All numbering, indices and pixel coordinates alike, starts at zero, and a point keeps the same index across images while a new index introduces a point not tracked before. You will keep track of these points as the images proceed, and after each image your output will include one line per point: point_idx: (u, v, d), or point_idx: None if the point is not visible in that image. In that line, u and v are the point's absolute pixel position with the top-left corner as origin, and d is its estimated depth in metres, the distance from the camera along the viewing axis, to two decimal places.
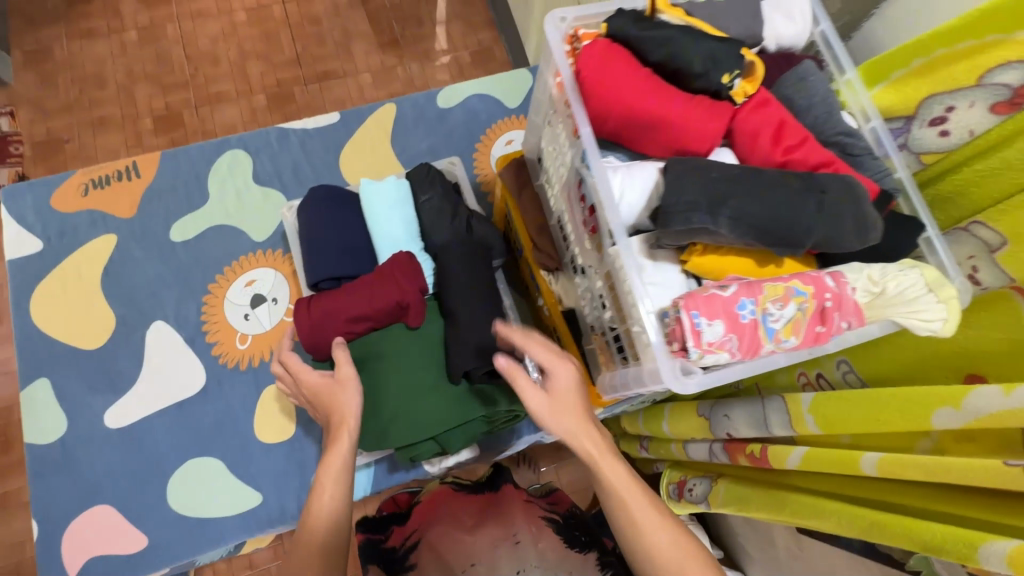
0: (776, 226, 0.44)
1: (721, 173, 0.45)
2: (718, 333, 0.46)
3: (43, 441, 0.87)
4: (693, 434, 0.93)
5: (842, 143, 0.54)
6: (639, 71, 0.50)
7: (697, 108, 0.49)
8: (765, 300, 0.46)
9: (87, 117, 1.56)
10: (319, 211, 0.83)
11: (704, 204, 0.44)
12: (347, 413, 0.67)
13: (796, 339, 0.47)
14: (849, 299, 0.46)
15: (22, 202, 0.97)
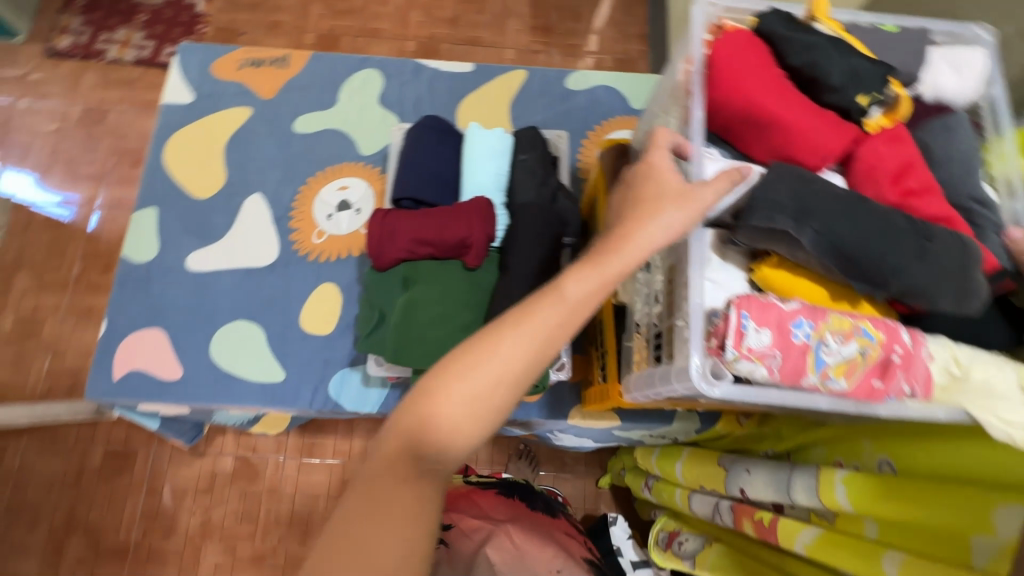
0: (862, 254, 0.45)
1: (824, 190, 0.47)
2: (763, 342, 0.46)
3: (134, 259, 0.99)
4: (705, 482, 0.87)
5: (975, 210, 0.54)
6: (772, 72, 0.52)
7: (821, 122, 0.51)
8: (826, 329, 0.46)
9: (264, 18, 1.74)
10: (424, 138, 0.88)
11: (790, 210, 0.46)
12: (656, 232, 0.49)
13: (847, 382, 0.46)
14: (917, 363, 0.46)
15: (191, 59, 1.10)
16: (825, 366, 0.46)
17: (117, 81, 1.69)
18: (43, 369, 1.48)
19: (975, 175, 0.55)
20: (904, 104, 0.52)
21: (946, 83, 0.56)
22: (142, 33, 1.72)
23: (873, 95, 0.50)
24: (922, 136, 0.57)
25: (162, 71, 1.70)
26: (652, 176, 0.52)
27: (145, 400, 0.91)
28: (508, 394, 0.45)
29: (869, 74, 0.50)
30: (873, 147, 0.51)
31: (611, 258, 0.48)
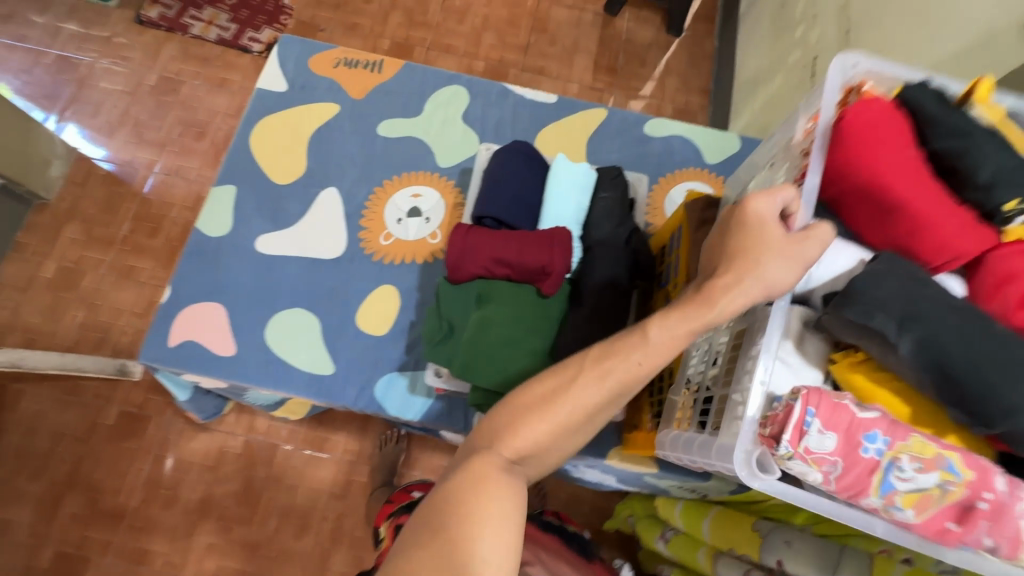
0: (964, 376, 0.46)
1: (930, 303, 0.48)
2: (826, 448, 0.47)
3: (206, 233, 1.01)
4: (738, 545, 0.86)
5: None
6: (912, 155, 0.54)
7: (955, 221, 0.52)
8: (901, 451, 0.46)
9: (345, 19, 1.81)
10: (511, 162, 0.90)
11: (895, 312, 0.48)
12: (769, 279, 0.52)
13: (911, 512, 0.47)
14: (1003, 516, 0.45)
15: (289, 51, 1.14)
16: (891, 489, 0.47)
17: (195, 56, 1.75)
18: (74, 321, 1.49)
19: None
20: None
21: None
22: (228, 14, 1.78)
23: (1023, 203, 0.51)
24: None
25: (239, 53, 1.76)
26: (758, 224, 0.54)
27: (195, 371, 0.92)
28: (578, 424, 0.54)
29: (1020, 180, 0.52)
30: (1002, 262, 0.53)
31: (708, 313, 0.52)
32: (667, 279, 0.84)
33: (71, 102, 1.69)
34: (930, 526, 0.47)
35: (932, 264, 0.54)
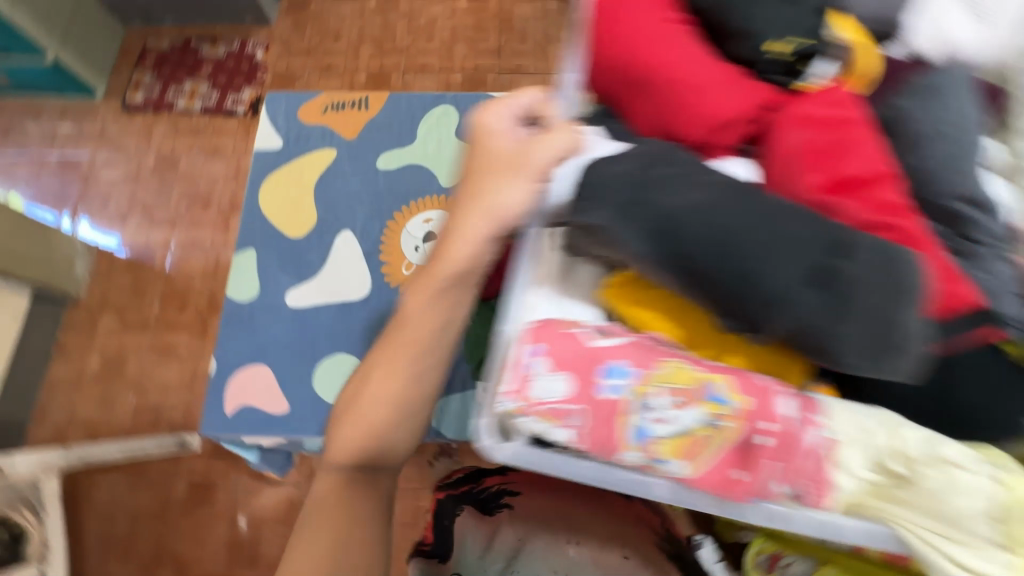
0: (701, 261, 0.44)
1: (660, 185, 0.47)
2: (560, 393, 0.49)
3: (238, 299, 1.04)
4: None
5: (957, 215, 0.57)
6: (674, 38, 0.62)
7: (721, 88, 0.60)
8: (650, 385, 0.48)
9: (319, 61, 1.83)
10: None
11: (613, 205, 0.47)
12: (502, 200, 0.54)
13: (678, 460, 0.48)
14: (787, 447, 0.47)
15: (278, 107, 1.17)
16: (653, 435, 0.48)
17: (186, 130, 1.79)
18: (128, 405, 1.55)
19: (953, 172, 0.57)
20: (849, 74, 0.63)
21: (959, 35, 0.65)
22: (208, 83, 1.83)
23: (797, 43, 0.63)
24: (903, 101, 0.60)
25: (226, 118, 1.80)
26: (488, 152, 0.56)
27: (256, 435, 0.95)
28: (388, 404, 0.59)
29: (792, 25, 0.63)
30: (795, 128, 0.57)
31: (452, 245, 0.56)
32: None
33: (80, 199, 1.75)
34: (710, 474, 0.48)
35: (698, 137, 0.61)
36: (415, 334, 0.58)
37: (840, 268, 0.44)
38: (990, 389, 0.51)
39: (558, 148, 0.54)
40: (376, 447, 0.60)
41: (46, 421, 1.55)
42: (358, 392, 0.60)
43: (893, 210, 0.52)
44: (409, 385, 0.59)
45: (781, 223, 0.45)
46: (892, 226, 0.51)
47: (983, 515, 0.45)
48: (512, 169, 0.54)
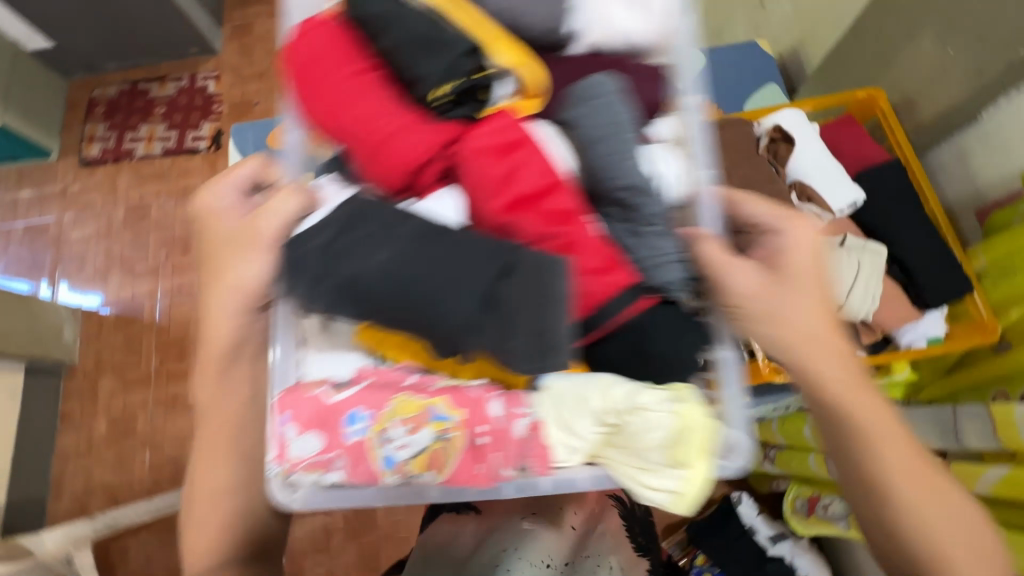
0: (393, 306, 0.44)
1: (349, 253, 0.44)
2: (315, 448, 0.47)
3: None
4: None
5: (624, 198, 0.53)
6: (356, 68, 0.53)
7: (396, 125, 0.51)
8: (385, 421, 0.47)
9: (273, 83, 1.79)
10: None
11: (312, 271, 0.45)
12: (233, 279, 0.51)
13: (439, 472, 0.48)
14: (514, 442, 0.48)
15: (245, 138, 1.13)
16: (398, 460, 0.48)
17: (150, 176, 1.74)
18: (145, 464, 1.52)
19: (625, 164, 0.52)
20: (525, 98, 0.54)
21: (625, 24, 0.58)
22: (165, 124, 1.78)
23: (452, 84, 0.52)
24: (570, 111, 0.54)
25: (189, 156, 1.75)
26: (215, 239, 0.55)
27: None
28: (229, 498, 0.54)
29: (445, 63, 0.52)
30: (470, 153, 0.50)
31: (208, 338, 0.53)
32: None
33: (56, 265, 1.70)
34: (460, 477, 0.48)
35: (393, 185, 0.52)
36: (220, 416, 0.54)
37: (499, 292, 0.44)
38: (680, 336, 0.50)
39: (290, 210, 0.50)
40: (232, 545, 0.54)
41: (63, 495, 1.52)
42: (191, 489, 0.55)
43: (564, 219, 0.49)
44: (248, 469, 0.54)
45: (428, 246, 0.44)
46: (564, 241, 0.48)
47: (661, 447, 0.46)
48: (248, 245, 0.51)
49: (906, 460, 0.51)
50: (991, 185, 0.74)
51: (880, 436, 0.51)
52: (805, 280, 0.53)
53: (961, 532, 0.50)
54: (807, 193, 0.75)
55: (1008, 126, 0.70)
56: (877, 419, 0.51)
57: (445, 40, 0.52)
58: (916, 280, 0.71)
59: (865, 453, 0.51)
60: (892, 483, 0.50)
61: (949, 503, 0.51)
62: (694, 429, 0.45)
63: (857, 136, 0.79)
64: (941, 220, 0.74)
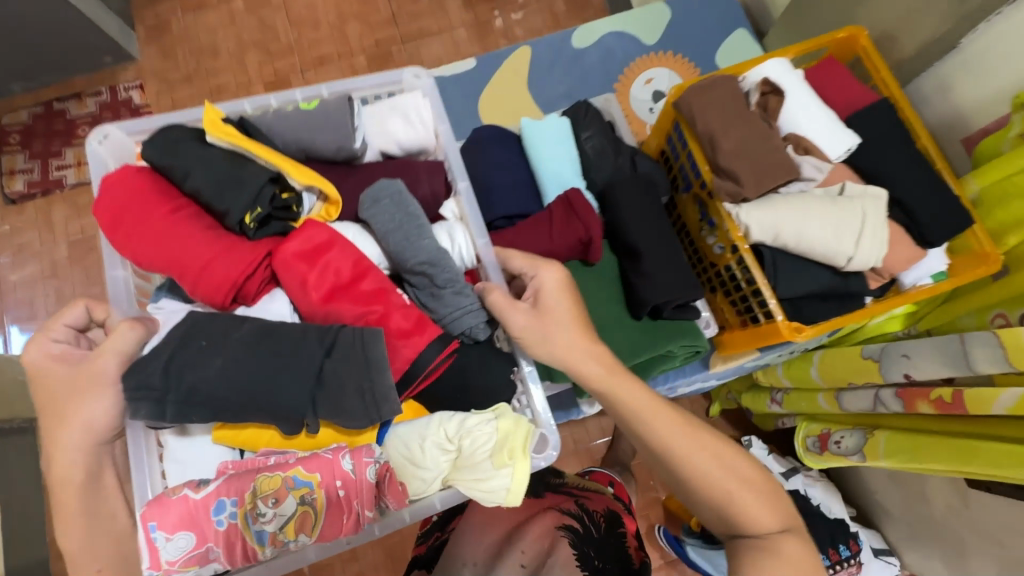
0: (241, 403, 0.57)
1: (194, 369, 0.56)
2: (187, 546, 0.58)
3: None
4: (855, 379, 0.94)
5: (429, 272, 0.68)
6: (167, 211, 0.63)
7: (213, 254, 0.62)
8: (247, 504, 0.58)
9: (205, 85, 1.75)
10: (487, 151, 0.84)
11: (172, 395, 0.56)
12: (77, 418, 0.57)
13: (309, 535, 0.58)
14: (362, 490, 0.58)
15: None
16: (269, 533, 0.58)
17: (89, 204, 1.61)
18: None
19: (417, 246, 0.67)
20: (325, 203, 0.69)
21: (399, 134, 0.75)
22: None
23: (256, 212, 0.63)
24: (365, 213, 0.69)
25: None
26: (49, 386, 0.59)
27: None
28: None
29: (250, 195, 0.63)
30: (291, 266, 0.63)
31: (55, 478, 0.58)
32: (691, 181, 0.82)
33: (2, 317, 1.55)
34: (329, 531, 0.59)
35: (222, 301, 0.63)
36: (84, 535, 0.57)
37: (325, 370, 0.57)
38: (485, 368, 0.68)
39: (130, 346, 0.59)
40: None
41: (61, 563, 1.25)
42: None
43: (376, 300, 0.63)
44: None
45: (263, 349, 0.57)
46: (377, 316, 0.63)
47: (489, 457, 0.60)
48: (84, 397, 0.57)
49: (683, 439, 0.65)
50: (977, 113, 0.74)
51: (656, 425, 0.65)
52: (563, 310, 0.66)
53: (740, 481, 0.64)
54: (803, 145, 0.73)
55: (991, 52, 0.71)
56: (653, 410, 0.66)
57: (245, 176, 0.63)
58: (919, 220, 0.71)
59: (652, 440, 0.66)
60: (679, 461, 0.64)
61: (727, 461, 0.65)
62: (514, 434, 0.61)
63: (841, 77, 0.77)
64: (932, 155, 0.73)
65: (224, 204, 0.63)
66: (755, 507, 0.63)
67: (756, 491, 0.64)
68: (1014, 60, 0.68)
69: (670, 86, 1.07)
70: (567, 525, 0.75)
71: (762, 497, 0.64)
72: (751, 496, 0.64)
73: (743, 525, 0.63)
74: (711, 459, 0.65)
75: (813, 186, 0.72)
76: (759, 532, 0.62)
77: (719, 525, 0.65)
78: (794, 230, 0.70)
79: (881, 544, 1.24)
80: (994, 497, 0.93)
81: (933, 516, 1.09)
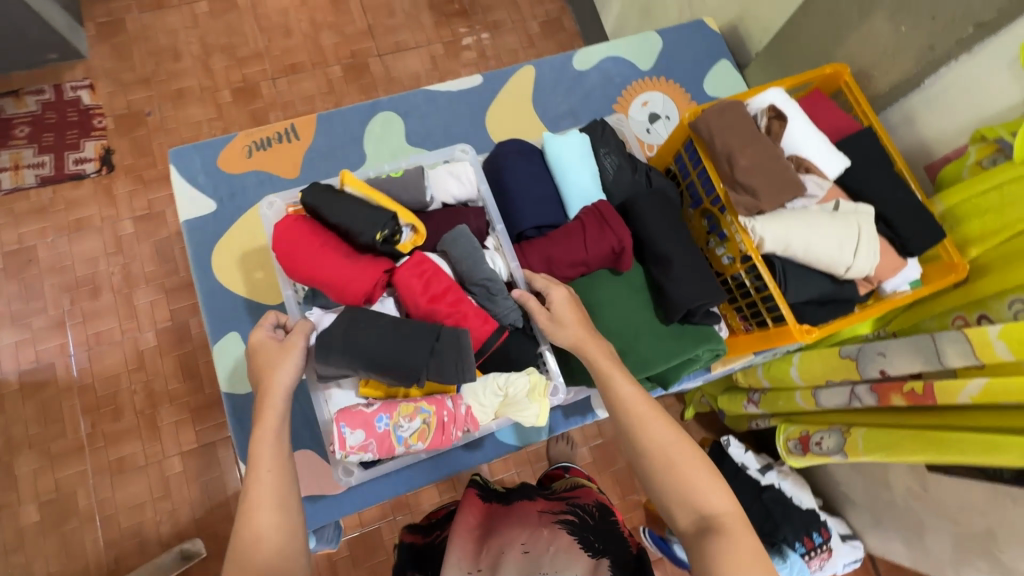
0: (380, 365, 0.65)
1: (354, 332, 0.66)
2: (360, 439, 0.67)
3: (239, 389, 0.91)
4: (837, 377, 1.04)
5: (487, 285, 0.72)
6: (326, 236, 0.70)
7: (348, 275, 0.68)
8: (400, 417, 0.68)
9: (165, 88, 1.76)
10: (514, 164, 0.85)
11: (336, 348, 0.65)
12: (281, 376, 0.66)
13: (424, 442, 0.69)
14: (459, 417, 0.70)
15: (191, 161, 0.99)
16: (404, 438, 0.69)
17: (29, 212, 1.63)
18: (98, 540, 1.47)
19: (479, 260, 0.72)
20: (419, 234, 0.73)
21: (457, 193, 0.79)
22: (32, 148, 1.66)
23: (384, 233, 0.68)
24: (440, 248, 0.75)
25: (74, 182, 1.67)
26: (256, 358, 0.68)
27: (327, 521, 0.87)
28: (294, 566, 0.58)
29: (373, 219, 0.68)
30: (402, 277, 0.69)
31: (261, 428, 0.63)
32: (702, 196, 0.89)
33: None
34: (436, 444, 0.70)
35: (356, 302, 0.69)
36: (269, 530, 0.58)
37: (438, 347, 0.65)
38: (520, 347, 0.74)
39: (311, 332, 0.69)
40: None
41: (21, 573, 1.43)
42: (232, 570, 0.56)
43: (461, 301, 0.69)
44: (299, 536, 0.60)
45: (399, 324, 0.66)
46: (458, 316, 0.68)
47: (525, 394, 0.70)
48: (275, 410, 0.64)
49: (645, 405, 0.66)
50: (943, 145, 0.86)
51: (623, 389, 0.67)
52: (566, 318, 0.70)
53: (693, 454, 0.64)
54: (804, 166, 0.82)
55: (952, 93, 0.82)
56: (622, 377, 0.68)
57: (372, 212, 0.68)
58: (902, 234, 0.81)
59: (618, 404, 0.67)
60: (635, 427, 0.65)
61: (683, 434, 0.66)
62: (540, 382, 0.70)
63: (829, 109, 0.87)
64: (907, 177, 0.85)
65: (353, 228, 0.68)
66: (706, 479, 0.63)
67: (704, 463, 0.64)
68: (973, 100, 0.80)
69: (664, 108, 1.15)
70: (564, 519, 0.79)
71: (707, 473, 0.63)
72: (696, 469, 0.63)
73: (690, 504, 0.62)
74: (668, 430, 0.65)
75: (814, 202, 0.81)
76: (707, 506, 0.61)
77: (676, 506, 0.62)
78: (802, 242, 0.77)
79: (847, 530, 1.36)
80: (951, 480, 1.04)
81: (893, 499, 1.22)
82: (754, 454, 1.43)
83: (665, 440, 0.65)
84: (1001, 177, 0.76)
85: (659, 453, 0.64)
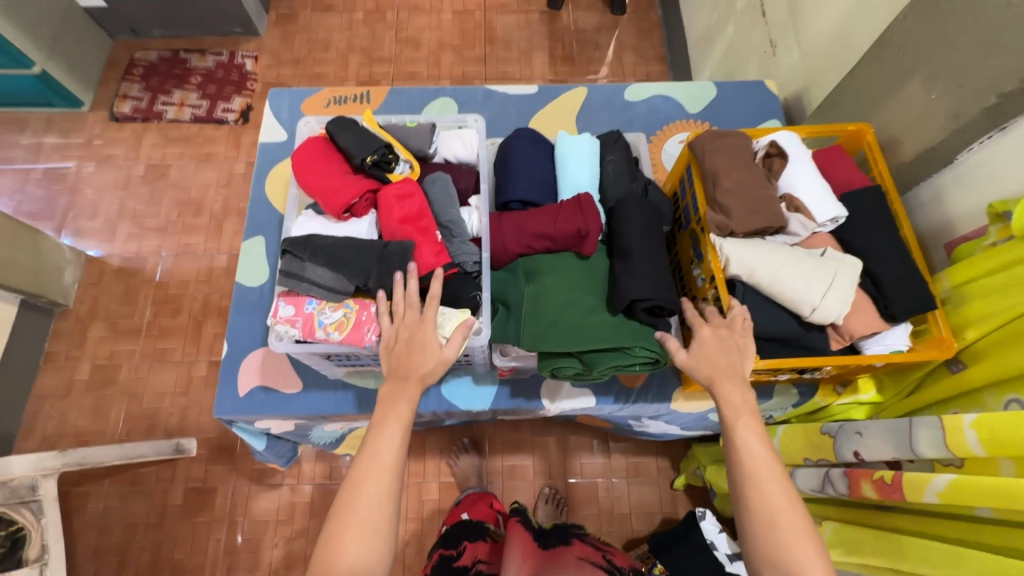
0: (342, 258, 0.74)
1: (323, 240, 0.76)
2: (291, 313, 0.75)
3: (248, 282, 1.05)
4: (814, 454, 0.95)
5: (448, 228, 0.82)
6: (333, 156, 0.83)
7: (339, 184, 0.80)
8: (328, 304, 0.75)
9: (309, 70, 2.12)
10: (521, 146, 0.94)
11: (311, 246, 0.75)
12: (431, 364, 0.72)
13: (339, 334, 0.74)
14: (374, 320, 0.75)
15: (282, 102, 1.20)
16: (325, 322, 0.74)
17: (176, 139, 2.00)
18: (121, 412, 1.67)
19: (449, 204, 0.83)
20: (413, 172, 0.85)
21: (458, 153, 0.90)
22: (197, 93, 2.05)
23: (375, 157, 0.80)
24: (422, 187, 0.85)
25: (216, 125, 2.02)
26: (421, 341, 0.72)
27: (273, 414, 0.96)
28: (386, 536, 0.64)
29: (371, 145, 0.80)
30: (385, 196, 0.79)
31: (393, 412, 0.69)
32: (690, 216, 0.91)
33: (65, 217, 1.89)
34: (352, 336, 0.74)
35: (337, 214, 0.80)
36: (365, 511, 0.64)
37: (386, 250, 0.75)
38: (466, 286, 0.81)
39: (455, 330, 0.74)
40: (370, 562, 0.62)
41: (56, 420, 1.66)
42: (348, 502, 0.64)
43: (423, 230, 0.78)
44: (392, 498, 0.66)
45: (356, 238, 0.78)
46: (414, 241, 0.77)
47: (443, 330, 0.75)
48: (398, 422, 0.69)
49: (770, 461, 0.68)
50: (963, 222, 0.82)
51: (748, 437, 0.69)
52: (710, 348, 0.75)
53: (801, 524, 0.64)
54: (795, 205, 0.81)
55: (981, 167, 0.78)
56: (747, 428, 0.70)
57: (372, 140, 0.81)
58: (885, 293, 0.77)
59: (740, 448, 0.69)
60: (753, 473, 0.67)
61: (799, 503, 0.65)
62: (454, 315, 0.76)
63: (843, 163, 0.87)
64: (910, 246, 0.81)
65: (351, 150, 0.81)
66: (808, 553, 0.62)
67: (814, 536, 0.63)
68: (1000, 175, 0.75)
69: None
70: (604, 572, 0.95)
71: (812, 546, 0.62)
72: (795, 521, 0.64)
73: (778, 560, 0.62)
74: (787, 494, 0.65)
75: (798, 240, 0.81)
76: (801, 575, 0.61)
77: (763, 556, 0.64)
78: (768, 271, 0.76)
79: None
80: None
81: None
82: (728, 538, 1.31)
83: (772, 491, 0.65)
84: (1006, 256, 0.71)
85: (765, 498, 0.65)
